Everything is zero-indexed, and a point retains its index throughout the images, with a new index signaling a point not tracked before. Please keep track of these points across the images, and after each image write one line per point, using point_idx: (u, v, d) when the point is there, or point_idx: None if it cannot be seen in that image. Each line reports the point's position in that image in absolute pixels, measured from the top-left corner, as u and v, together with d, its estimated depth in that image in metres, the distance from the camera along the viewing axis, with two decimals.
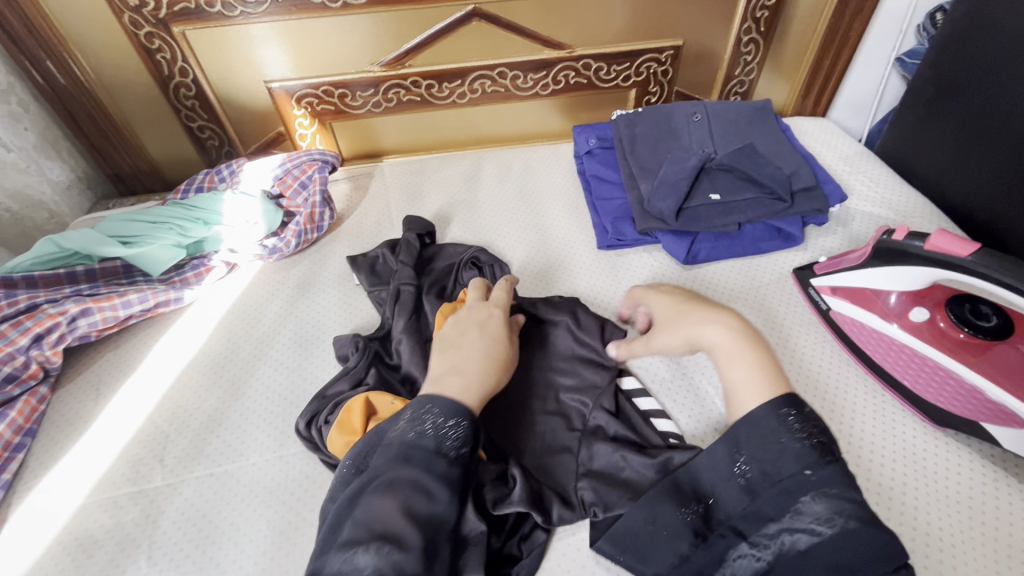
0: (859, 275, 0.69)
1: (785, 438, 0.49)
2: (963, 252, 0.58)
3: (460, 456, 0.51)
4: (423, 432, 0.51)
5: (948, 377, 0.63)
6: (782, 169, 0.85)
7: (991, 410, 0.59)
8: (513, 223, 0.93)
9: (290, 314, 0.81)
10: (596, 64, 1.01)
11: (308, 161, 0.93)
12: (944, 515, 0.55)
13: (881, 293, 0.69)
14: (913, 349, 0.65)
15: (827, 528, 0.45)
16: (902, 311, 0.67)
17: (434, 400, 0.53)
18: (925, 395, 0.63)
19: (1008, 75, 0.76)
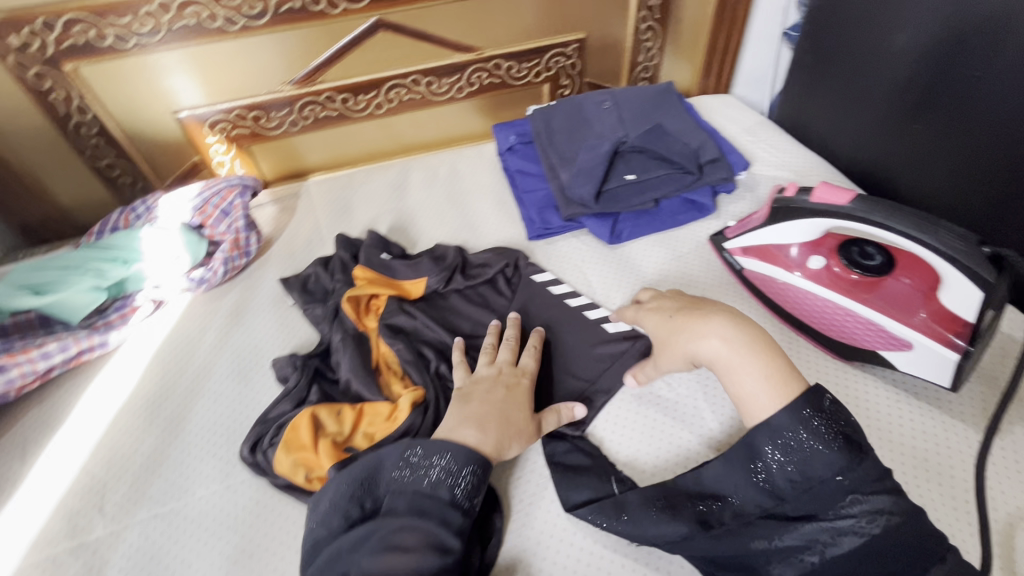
0: (762, 234, 0.75)
1: (812, 441, 0.50)
2: (843, 201, 0.65)
3: (470, 504, 0.55)
4: (437, 481, 0.54)
5: (846, 314, 0.67)
6: (689, 146, 0.92)
7: (885, 339, 0.64)
8: (444, 226, 0.95)
9: (225, 343, 0.79)
10: (506, 63, 1.04)
11: (227, 187, 0.90)
12: None
13: (783, 247, 0.74)
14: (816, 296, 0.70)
15: (870, 528, 0.47)
16: (803, 261, 0.72)
17: (447, 449, 0.56)
18: (830, 332, 0.69)
19: (868, 40, 0.84)
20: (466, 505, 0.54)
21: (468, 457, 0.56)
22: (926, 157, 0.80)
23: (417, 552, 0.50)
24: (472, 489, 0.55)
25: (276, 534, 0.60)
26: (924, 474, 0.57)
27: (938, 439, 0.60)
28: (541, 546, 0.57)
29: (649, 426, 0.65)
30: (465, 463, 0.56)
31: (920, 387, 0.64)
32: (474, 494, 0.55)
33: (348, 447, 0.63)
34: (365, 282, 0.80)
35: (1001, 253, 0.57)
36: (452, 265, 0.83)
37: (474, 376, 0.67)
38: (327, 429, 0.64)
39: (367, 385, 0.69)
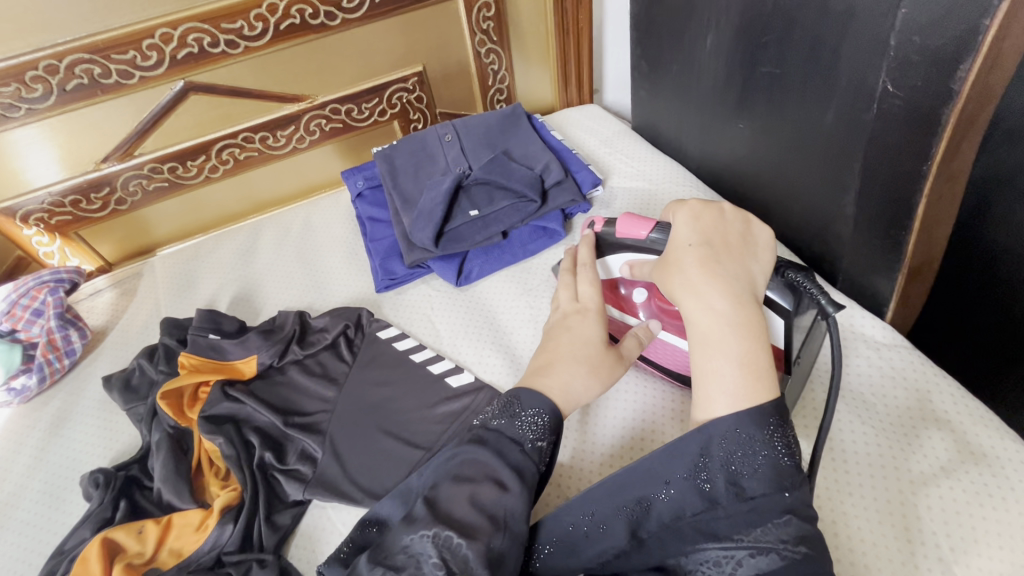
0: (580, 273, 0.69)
1: (765, 451, 0.43)
2: (643, 234, 0.60)
3: (536, 449, 0.48)
4: (512, 421, 0.49)
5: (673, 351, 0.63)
6: (532, 171, 0.88)
7: None
8: (292, 288, 0.89)
9: (40, 461, 0.72)
10: (344, 106, 0.99)
11: (36, 286, 0.82)
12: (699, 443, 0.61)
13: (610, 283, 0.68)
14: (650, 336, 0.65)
15: (794, 552, 0.39)
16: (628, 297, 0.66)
17: (518, 395, 0.51)
18: (671, 368, 0.65)
19: (685, 43, 0.81)
20: (533, 452, 0.48)
21: (536, 400, 0.51)
22: (756, 156, 0.78)
23: (478, 482, 0.45)
24: (540, 440, 0.49)
25: None
26: None
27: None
28: None
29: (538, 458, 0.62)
30: (532, 407, 0.50)
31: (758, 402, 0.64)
32: (540, 444, 0.48)
33: (150, 569, 0.57)
34: (188, 371, 0.73)
35: (790, 279, 0.53)
36: (288, 335, 0.77)
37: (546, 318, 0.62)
38: (127, 551, 0.58)
39: (179, 493, 0.63)
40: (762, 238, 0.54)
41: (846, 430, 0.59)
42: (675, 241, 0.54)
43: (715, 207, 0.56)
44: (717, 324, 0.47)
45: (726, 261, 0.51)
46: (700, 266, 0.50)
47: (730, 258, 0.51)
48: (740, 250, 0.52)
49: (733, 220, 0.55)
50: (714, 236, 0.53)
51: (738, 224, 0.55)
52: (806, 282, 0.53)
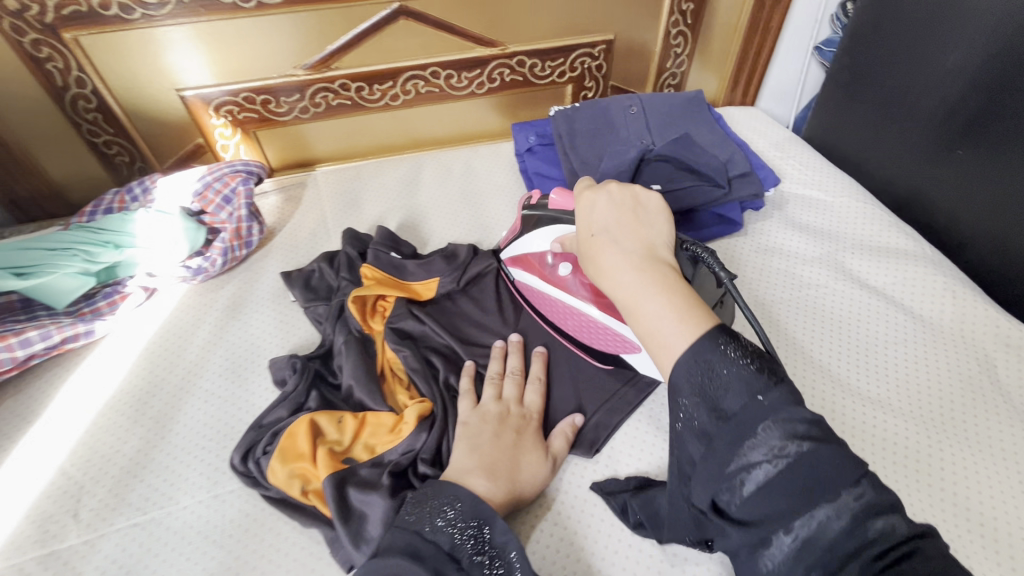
0: (520, 244, 0.73)
1: (727, 370, 0.39)
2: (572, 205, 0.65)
3: (476, 562, 0.47)
4: (439, 527, 0.49)
5: (591, 323, 0.67)
6: (718, 158, 0.88)
7: (623, 343, 0.65)
8: (458, 226, 0.90)
9: (219, 339, 0.74)
10: (530, 60, 1.01)
11: (230, 173, 0.86)
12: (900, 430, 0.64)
13: (540, 257, 0.72)
14: (571, 309, 0.69)
15: (784, 458, 0.36)
16: (555, 269, 0.71)
17: (459, 497, 0.52)
18: (570, 331, 0.70)
19: (914, 62, 0.82)
20: (475, 568, 0.46)
21: (475, 508, 0.51)
22: (964, 186, 0.78)
23: None
24: (511, 559, 0.48)
25: (267, 551, 0.55)
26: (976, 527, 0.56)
27: (963, 471, 0.61)
28: (562, 556, 0.55)
29: (647, 445, 0.64)
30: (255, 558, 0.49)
31: (952, 422, 0.65)
32: (515, 563, 0.47)
33: (347, 458, 0.59)
34: (373, 283, 0.75)
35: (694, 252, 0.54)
36: (465, 266, 0.79)
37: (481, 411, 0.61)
38: (327, 437, 0.60)
39: (371, 394, 0.64)
40: (655, 207, 0.53)
41: (1007, 437, 0.63)
42: (581, 231, 0.52)
43: (604, 192, 0.54)
44: (634, 284, 0.45)
45: (618, 236, 0.49)
46: (604, 244, 0.49)
47: (627, 232, 0.49)
48: (634, 221, 0.51)
49: (622, 197, 0.52)
50: (611, 219, 0.51)
51: (628, 201, 0.53)
52: (706, 257, 0.54)
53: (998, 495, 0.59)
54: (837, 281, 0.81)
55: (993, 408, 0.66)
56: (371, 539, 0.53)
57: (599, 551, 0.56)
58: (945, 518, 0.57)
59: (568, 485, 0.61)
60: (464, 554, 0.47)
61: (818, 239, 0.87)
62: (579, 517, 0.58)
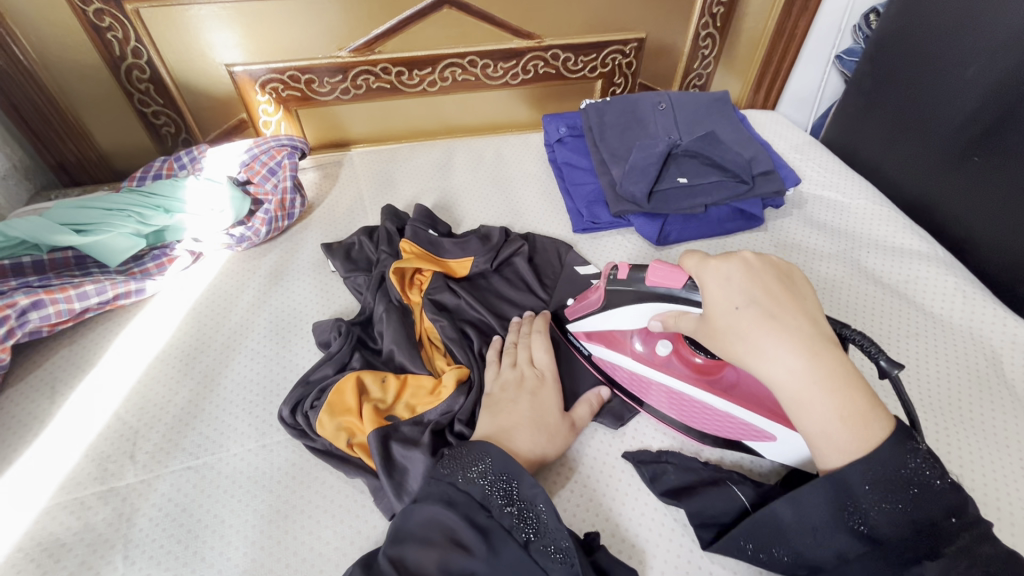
0: (603, 319, 0.68)
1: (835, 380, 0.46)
2: (678, 283, 0.59)
3: (505, 513, 0.50)
4: (471, 479, 0.52)
5: (703, 408, 0.63)
6: (743, 155, 0.91)
7: (748, 431, 0.61)
8: (490, 209, 0.94)
9: (263, 303, 0.78)
10: (564, 54, 1.05)
11: (277, 147, 0.90)
12: (923, 419, 0.68)
13: (628, 335, 0.68)
14: (674, 390, 0.65)
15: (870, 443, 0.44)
16: (649, 351, 0.67)
17: (490, 452, 0.54)
18: (676, 411, 0.65)
19: (935, 72, 0.86)
20: (506, 518, 0.50)
21: (505, 462, 0.53)
22: (978, 192, 0.82)
23: None
24: (540, 510, 0.51)
25: (312, 498, 0.59)
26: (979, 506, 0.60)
27: (969, 457, 0.64)
28: (591, 514, 0.58)
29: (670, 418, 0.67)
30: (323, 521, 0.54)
31: (959, 412, 0.69)
32: (543, 515, 0.50)
33: (390, 416, 0.63)
34: (412, 256, 0.78)
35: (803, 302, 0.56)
36: (499, 246, 0.82)
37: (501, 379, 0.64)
38: (371, 395, 0.64)
39: (412, 358, 0.68)
40: (802, 278, 0.53)
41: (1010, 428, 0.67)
42: (718, 303, 0.52)
43: (737, 260, 0.53)
44: (807, 384, 0.46)
45: (775, 311, 0.49)
46: (758, 324, 0.49)
47: (787, 309, 0.50)
48: (788, 295, 0.51)
49: (768, 268, 0.53)
50: (757, 291, 0.51)
51: (773, 271, 0.53)
52: (856, 336, 0.54)
53: (999, 477, 0.63)
54: (852, 277, 0.85)
55: (998, 399, 0.70)
56: (412, 491, 0.56)
57: (626, 512, 0.58)
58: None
59: (599, 453, 0.63)
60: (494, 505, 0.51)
61: (835, 238, 0.90)
62: (607, 480, 0.61)
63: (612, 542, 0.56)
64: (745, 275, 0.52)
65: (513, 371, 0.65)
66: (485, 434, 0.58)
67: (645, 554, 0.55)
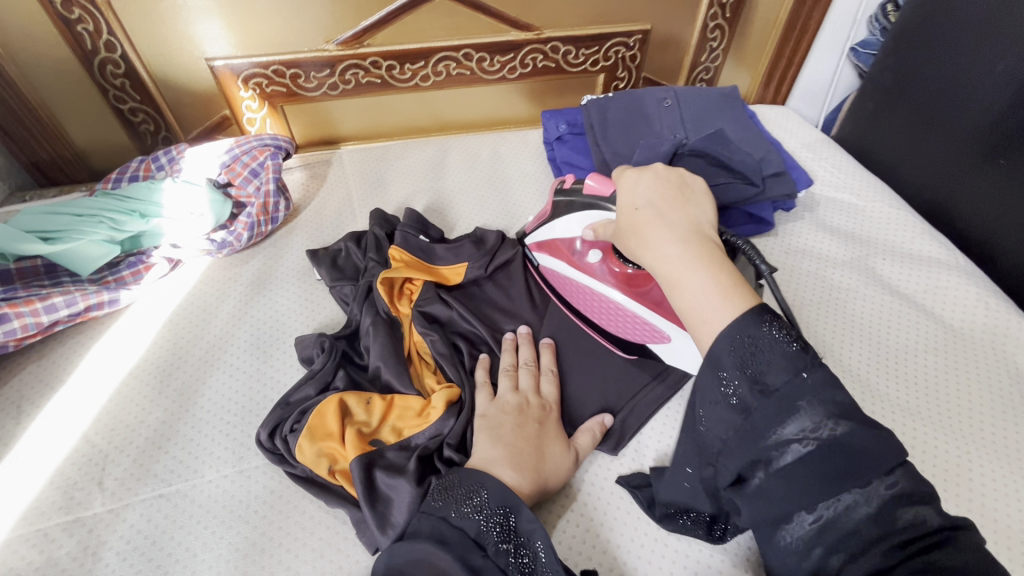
0: (550, 229, 0.73)
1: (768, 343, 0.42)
2: (608, 190, 0.65)
3: (500, 552, 0.46)
4: (465, 513, 0.48)
5: (620, 312, 0.67)
6: (753, 155, 0.86)
7: (649, 331, 0.65)
8: (485, 211, 0.89)
9: (244, 314, 0.74)
10: (564, 47, 0.99)
11: (259, 146, 0.86)
12: (945, 445, 0.64)
13: (568, 241, 0.71)
14: (601, 295, 0.68)
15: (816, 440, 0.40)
16: (583, 254, 0.70)
17: (485, 484, 0.50)
18: (588, 313, 0.70)
19: (959, 68, 0.80)
20: (500, 557, 0.45)
21: (502, 494, 0.49)
22: (1002, 197, 0.77)
23: None
24: (537, 548, 0.46)
25: (291, 529, 0.55)
26: (1005, 540, 0.56)
27: (994, 484, 0.60)
28: (588, 547, 0.55)
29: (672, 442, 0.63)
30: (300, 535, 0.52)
31: (984, 435, 0.64)
32: (541, 553, 0.46)
33: (374, 440, 0.59)
34: (401, 265, 0.74)
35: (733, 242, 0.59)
36: (494, 253, 0.77)
37: (498, 402, 0.60)
38: (355, 418, 0.60)
39: (399, 376, 0.64)
40: (701, 188, 0.55)
41: None
42: (625, 205, 0.54)
43: (648, 173, 0.56)
44: (680, 259, 0.47)
45: (664, 211, 0.52)
46: (649, 220, 0.51)
47: (673, 206, 0.52)
48: (680, 196, 0.53)
49: (672, 175, 0.55)
50: (659, 195, 0.53)
51: (677, 180, 0.55)
52: (748, 251, 0.57)
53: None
54: (868, 285, 0.80)
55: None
56: (397, 525, 0.52)
57: (625, 544, 0.55)
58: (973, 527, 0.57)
59: (594, 476, 0.60)
60: (486, 543, 0.46)
61: (850, 243, 0.86)
62: (606, 509, 0.57)
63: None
64: (654, 180, 0.55)
65: (513, 396, 0.61)
66: (476, 463, 0.54)
67: None
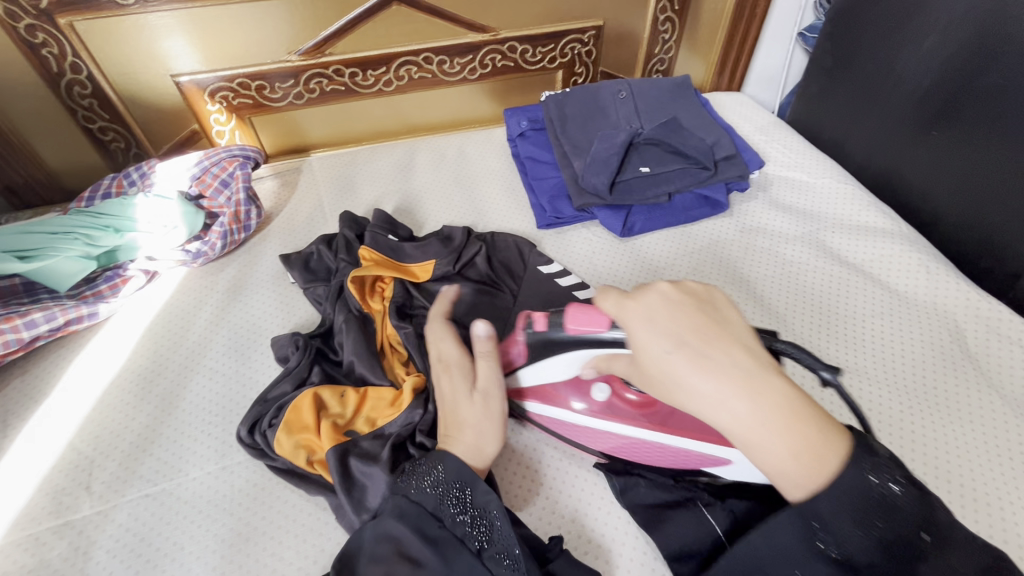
0: (531, 374, 0.62)
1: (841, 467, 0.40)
2: (601, 327, 0.54)
3: (458, 523, 0.49)
4: (423, 489, 0.51)
5: (653, 446, 0.58)
6: (705, 140, 0.90)
7: (699, 460, 0.57)
8: (452, 208, 0.93)
9: (221, 320, 0.76)
10: (521, 46, 1.03)
11: (228, 158, 0.88)
12: (892, 402, 0.68)
13: (563, 392, 0.62)
14: (626, 438, 0.59)
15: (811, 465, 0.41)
16: (587, 395, 0.61)
17: (442, 461, 0.52)
18: (617, 453, 0.61)
19: (892, 46, 0.85)
20: (458, 527, 0.49)
21: (458, 470, 0.52)
22: (939, 167, 0.81)
23: None
24: (494, 518, 0.50)
25: (274, 517, 0.58)
26: (943, 483, 0.60)
27: (935, 435, 0.65)
28: (556, 517, 0.58)
29: None
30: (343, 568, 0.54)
31: (926, 390, 0.69)
32: (497, 522, 0.50)
33: (349, 431, 0.62)
34: (371, 263, 0.76)
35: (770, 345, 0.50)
36: (460, 247, 0.81)
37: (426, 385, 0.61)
38: (330, 411, 0.63)
39: (372, 369, 0.67)
40: (724, 301, 0.46)
41: (974, 403, 0.67)
42: (644, 346, 0.44)
43: (653, 292, 0.46)
44: (746, 420, 0.40)
45: (706, 350, 0.42)
46: (690, 368, 0.41)
47: (714, 340, 0.42)
48: (712, 325, 0.43)
49: (684, 297, 0.45)
50: (684, 330, 0.43)
51: (690, 300, 0.45)
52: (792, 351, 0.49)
53: (965, 455, 0.63)
54: (820, 259, 0.84)
55: (963, 375, 0.70)
56: (371, 507, 0.55)
57: (593, 513, 0.58)
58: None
59: (562, 454, 0.64)
60: (445, 515, 0.49)
61: (802, 220, 0.90)
62: (574, 482, 0.61)
63: (576, 543, 0.56)
64: (676, 303, 0.45)
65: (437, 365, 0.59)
66: None
67: (610, 553, 0.55)
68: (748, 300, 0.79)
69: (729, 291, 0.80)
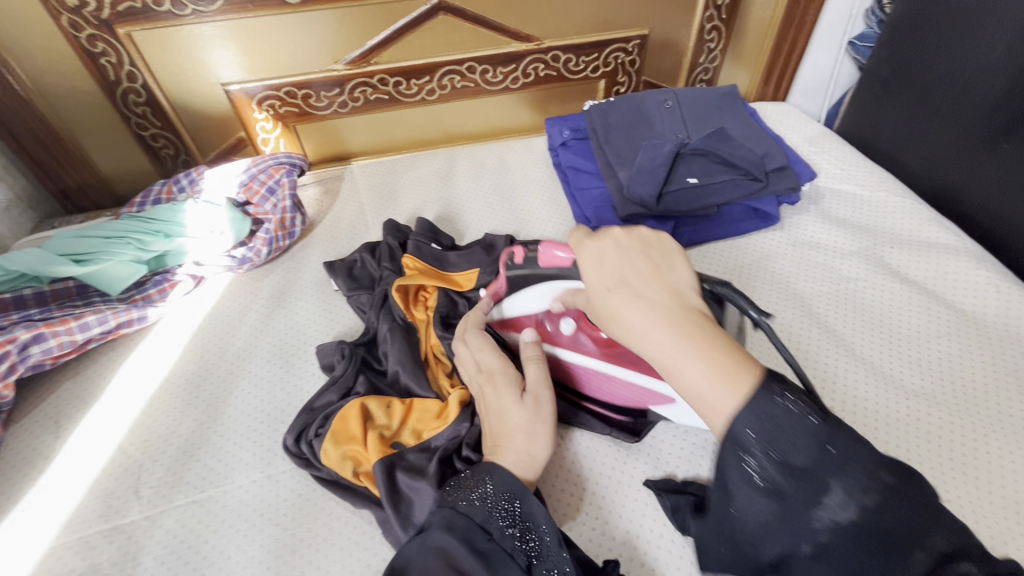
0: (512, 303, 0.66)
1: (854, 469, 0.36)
2: (570, 263, 0.59)
3: (507, 537, 0.47)
4: (471, 501, 0.49)
5: (612, 382, 0.62)
6: (755, 151, 0.88)
7: (652, 398, 0.61)
8: (494, 216, 0.92)
9: (266, 326, 0.76)
10: (565, 55, 1.02)
11: (275, 165, 0.89)
12: (965, 430, 0.63)
13: (535, 317, 0.65)
14: (586, 370, 0.63)
15: None
16: (554, 327, 0.64)
17: (491, 472, 0.51)
18: (577, 383, 0.65)
19: (958, 53, 0.81)
20: (507, 541, 0.47)
21: (508, 481, 0.50)
22: (1009, 179, 0.77)
23: None
24: (543, 532, 0.48)
25: (320, 530, 0.57)
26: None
27: (1014, 465, 0.60)
28: (607, 539, 0.56)
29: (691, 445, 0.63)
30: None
31: (1002, 419, 0.64)
32: (546, 537, 0.48)
33: (395, 443, 0.61)
34: (415, 272, 0.76)
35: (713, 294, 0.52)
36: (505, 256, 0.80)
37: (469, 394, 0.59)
38: (376, 421, 0.62)
39: (417, 380, 0.66)
40: (671, 244, 0.45)
41: None
42: (592, 287, 0.44)
43: (609, 240, 0.45)
44: (671, 350, 0.38)
45: (641, 288, 0.41)
46: (626, 303, 0.40)
47: (651, 282, 0.41)
48: (654, 268, 0.42)
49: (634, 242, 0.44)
50: (629, 270, 0.42)
51: (640, 244, 0.44)
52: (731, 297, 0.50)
53: None
54: (876, 275, 0.81)
55: None
56: (417, 523, 0.54)
57: (645, 534, 0.56)
58: (989, 509, 0.57)
59: (612, 470, 0.61)
60: (491, 527, 0.47)
61: (857, 234, 0.86)
62: (624, 500, 0.58)
63: (629, 566, 0.53)
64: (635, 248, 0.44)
65: (479, 375, 0.59)
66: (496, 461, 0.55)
67: None
68: (802, 317, 0.76)
69: (780, 307, 0.78)
